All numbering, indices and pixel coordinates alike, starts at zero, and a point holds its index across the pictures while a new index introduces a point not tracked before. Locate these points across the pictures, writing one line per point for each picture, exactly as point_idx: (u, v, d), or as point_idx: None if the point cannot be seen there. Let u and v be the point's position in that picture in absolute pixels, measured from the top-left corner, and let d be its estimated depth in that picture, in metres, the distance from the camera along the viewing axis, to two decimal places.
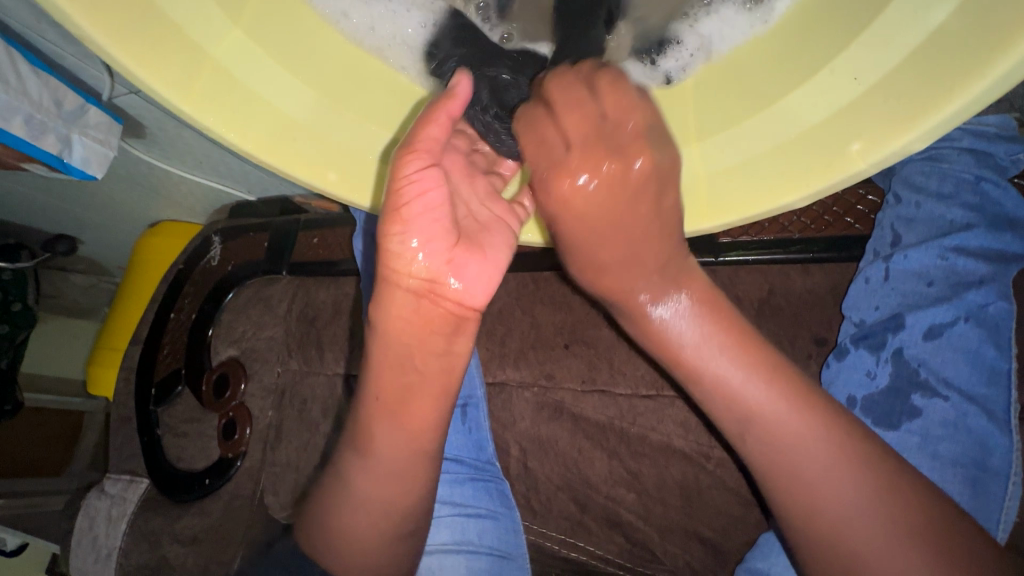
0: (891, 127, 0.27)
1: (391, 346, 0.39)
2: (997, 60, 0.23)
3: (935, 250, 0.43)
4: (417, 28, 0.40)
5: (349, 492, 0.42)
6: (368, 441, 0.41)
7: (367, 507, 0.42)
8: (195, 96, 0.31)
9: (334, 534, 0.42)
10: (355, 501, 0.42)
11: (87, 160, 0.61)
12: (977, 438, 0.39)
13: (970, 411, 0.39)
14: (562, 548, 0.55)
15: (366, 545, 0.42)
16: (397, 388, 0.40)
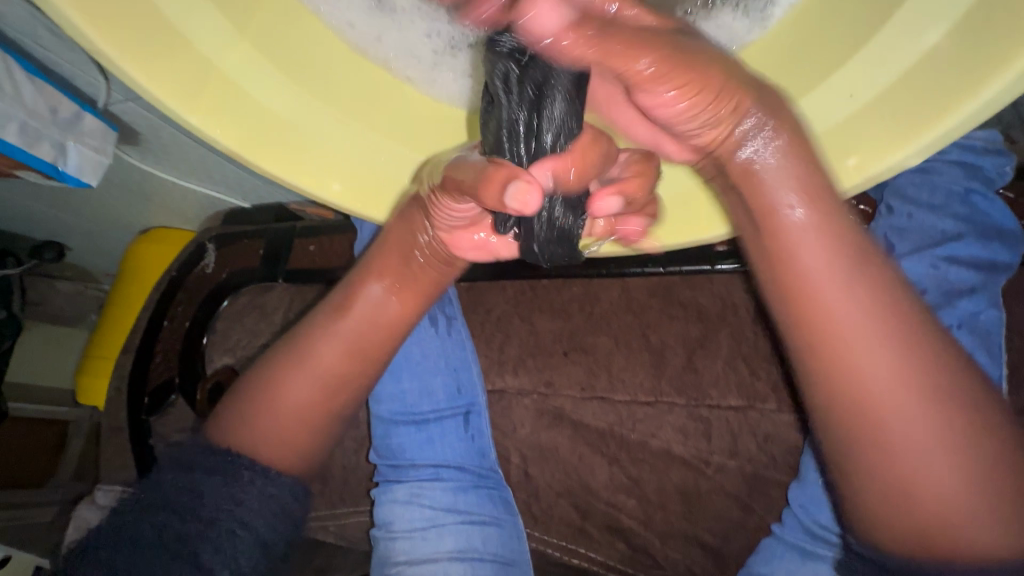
0: (880, 147, 0.29)
1: (400, 241, 0.47)
2: (973, 94, 0.25)
3: (928, 259, 0.43)
4: (423, 37, 0.38)
5: (281, 383, 0.48)
6: (351, 304, 0.49)
7: (300, 399, 0.48)
8: (210, 113, 0.32)
9: (277, 394, 0.48)
10: (291, 395, 0.48)
11: (82, 168, 0.60)
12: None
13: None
14: (565, 555, 0.55)
15: (282, 435, 0.48)
16: (396, 267, 0.49)
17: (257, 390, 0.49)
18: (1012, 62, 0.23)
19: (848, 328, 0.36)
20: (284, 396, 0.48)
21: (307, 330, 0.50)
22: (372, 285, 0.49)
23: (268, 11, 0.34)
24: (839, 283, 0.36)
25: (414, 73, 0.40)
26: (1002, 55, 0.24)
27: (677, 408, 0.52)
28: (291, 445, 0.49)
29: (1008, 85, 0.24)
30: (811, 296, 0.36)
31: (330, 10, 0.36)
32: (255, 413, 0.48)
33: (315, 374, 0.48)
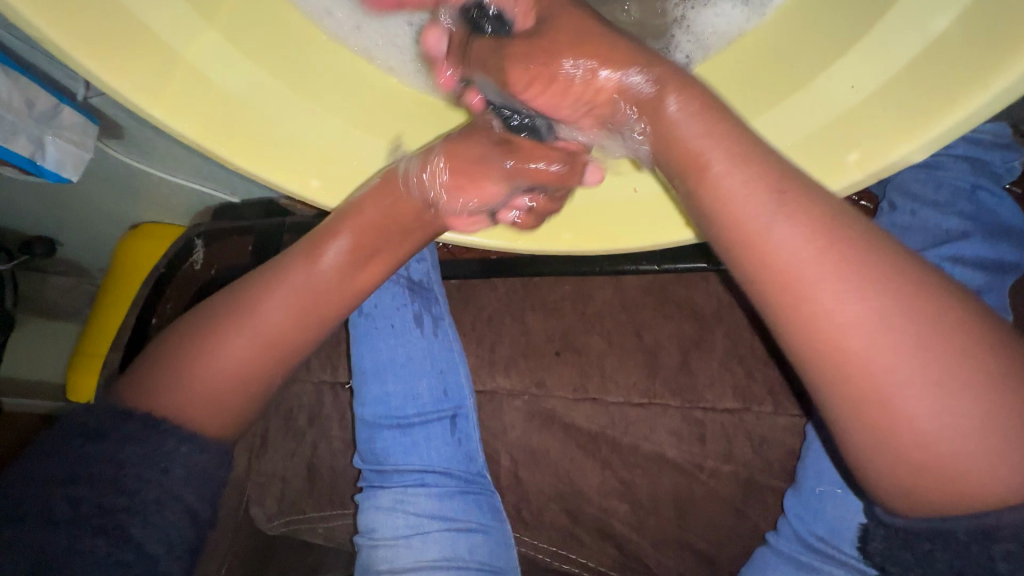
0: (892, 137, 0.26)
1: (383, 205, 0.42)
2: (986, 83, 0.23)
3: (932, 259, 0.42)
4: (405, 25, 0.39)
5: (199, 346, 0.41)
6: (316, 263, 0.43)
7: (220, 361, 0.41)
8: (166, 99, 0.30)
9: (210, 357, 0.41)
10: (204, 362, 0.41)
11: (61, 163, 0.59)
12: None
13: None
14: (555, 561, 0.54)
15: (195, 403, 0.41)
16: (373, 232, 0.43)
17: (171, 350, 0.42)
18: None
19: (803, 270, 0.28)
20: (209, 358, 0.41)
21: (253, 282, 0.43)
22: (340, 246, 0.43)
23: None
24: (779, 225, 0.28)
25: (396, 63, 0.39)
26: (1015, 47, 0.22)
27: (670, 410, 0.51)
28: (207, 413, 0.41)
29: None
30: (757, 239, 0.29)
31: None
32: (170, 374, 0.41)
33: (244, 336, 0.41)
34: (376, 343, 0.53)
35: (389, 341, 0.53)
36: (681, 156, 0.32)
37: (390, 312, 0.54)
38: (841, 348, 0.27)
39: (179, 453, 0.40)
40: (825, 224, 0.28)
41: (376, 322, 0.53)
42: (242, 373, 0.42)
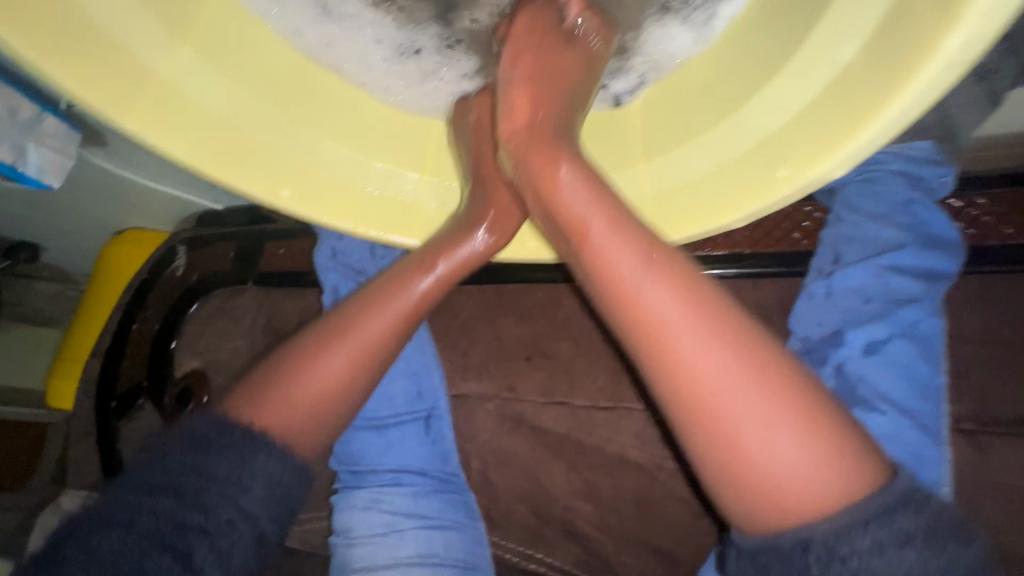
0: (812, 155, 0.28)
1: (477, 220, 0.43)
2: (891, 103, 0.24)
3: (873, 268, 0.44)
4: (375, 44, 0.41)
5: (297, 365, 0.41)
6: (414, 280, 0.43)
7: (319, 373, 0.41)
8: (143, 116, 0.32)
9: (308, 372, 0.41)
10: (305, 375, 0.41)
11: (43, 169, 0.60)
12: (913, 451, 0.40)
13: (905, 425, 0.41)
14: (522, 561, 0.55)
15: (288, 416, 0.41)
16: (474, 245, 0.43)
17: (268, 367, 0.42)
18: (925, 61, 0.23)
19: (668, 327, 0.31)
20: (310, 369, 0.41)
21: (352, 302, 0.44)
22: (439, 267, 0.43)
23: (212, 17, 0.34)
24: (650, 287, 0.31)
25: (368, 78, 0.41)
26: (906, 70, 0.23)
27: (636, 413, 0.52)
28: (289, 428, 0.41)
29: (927, 87, 0.23)
30: (630, 298, 0.31)
31: (280, 17, 0.37)
32: (270, 388, 0.41)
33: (350, 350, 0.41)
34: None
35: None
36: (564, 222, 0.34)
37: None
38: (696, 391, 0.30)
39: (262, 468, 0.40)
40: (680, 284, 0.31)
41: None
42: (343, 387, 0.42)
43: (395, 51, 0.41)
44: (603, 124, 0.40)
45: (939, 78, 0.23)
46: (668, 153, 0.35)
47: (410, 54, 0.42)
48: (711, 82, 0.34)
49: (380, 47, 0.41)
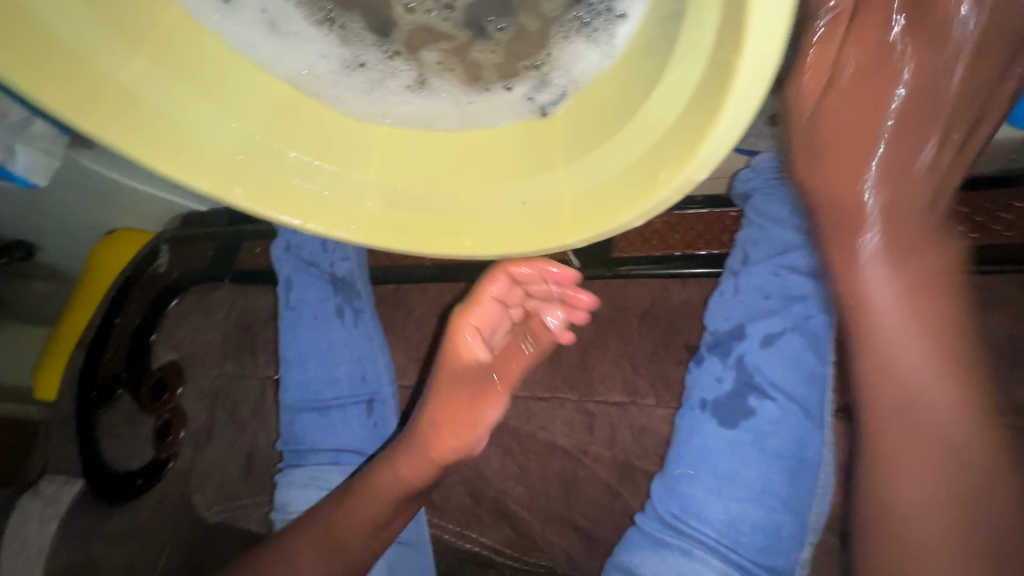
0: (680, 157, 0.31)
1: (441, 416, 0.51)
2: (722, 109, 0.28)
3: (772, 266, 0.51)
4: (325, 60, 0.46)
5: (317, 542, 0.51)
6: (403, 467, 0.52)
7: (331, 552, 0.51)
8: (95, 115, 0.35)
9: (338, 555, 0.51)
10: (321, 552, 0.51)
11: (30, 168, 0.66)
12: (797, 432, 0.47)
13: (794, 410, 0.47)
14: (457, 539, 0.58)
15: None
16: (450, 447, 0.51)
17: (288, 538, 0.52)
18: (737, 69, 0.27)
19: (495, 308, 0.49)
20: (342, 522, 0.51)
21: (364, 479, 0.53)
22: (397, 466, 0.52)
23: (169, 37, 0.39)
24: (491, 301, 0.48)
25: (318, 89, 0.45)
26: (727, 80, 0.28)
27: (568, 403, 0.55)
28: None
29: (745, 92, 0.27)
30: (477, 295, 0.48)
31: (235, 36, 0.43)
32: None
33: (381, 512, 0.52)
34: (301, 333, 0.62)
35: (314, 329, 0.63)
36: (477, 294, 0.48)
37: (315, 305, 0.63)
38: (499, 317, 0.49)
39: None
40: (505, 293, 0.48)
41: (302, 314, 0.63)
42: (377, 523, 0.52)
43: (347, 66, 0.46)
44: (531, 133, 0.43)
45: (751, 86, 0.27)
46: (539, 180, 0.42)
47: (360, 69, 0.47)
48: (610, 101, 0.39)
49: (327, 60, 0.46)
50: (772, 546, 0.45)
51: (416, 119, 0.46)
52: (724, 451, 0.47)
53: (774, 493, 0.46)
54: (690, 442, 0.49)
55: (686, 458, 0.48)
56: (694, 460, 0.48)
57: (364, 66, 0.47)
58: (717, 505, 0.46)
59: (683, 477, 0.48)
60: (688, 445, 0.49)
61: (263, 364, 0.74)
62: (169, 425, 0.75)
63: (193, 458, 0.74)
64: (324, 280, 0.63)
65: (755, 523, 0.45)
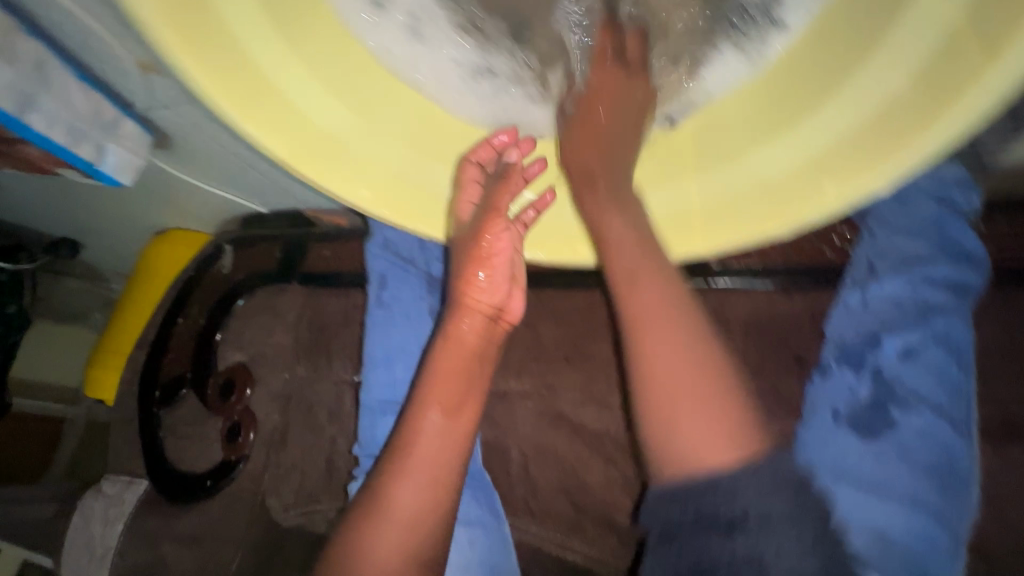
0: (868, 169, 0.32)
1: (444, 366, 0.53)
2: (947, 119, 0.28)
3: (908, 280, 0.49)
4: (452, 64, 0.43)
5: (404, 476, 0.51)
6: (413, 441, 0.52)
7: (420, 477, 0.51)
8: (257, 118, 0.35)
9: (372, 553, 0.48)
10: (415, 482, 0.50)
11: (119, 168, 0.67)
12: (942, 443, 0.46)
13: (937, 421, 0.47)
14: (559, 549, 0.58)
15: (387, 564, 0.48)
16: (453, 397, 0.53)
17: (376, 492, 0.51)
18: (966, 97, 0.27)
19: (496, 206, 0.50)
20: (422, 439, 0.52)
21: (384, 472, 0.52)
22: (429, 416, 0.52)
23: (322, 38, 0.38)
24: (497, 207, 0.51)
25: (444, 96, 0.44)
26: (948, 104, 0.28)
27: None
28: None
29: (966, 117, 0.27)
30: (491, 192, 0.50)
31: (375, 37, 0.41)
32: (365, 544, 0.49)
33: (441, 409, 0.53)
34: (391, 332, 0.62)
35: (405, 329, 0.62)
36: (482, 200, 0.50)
37: (408, 304, 0.62)
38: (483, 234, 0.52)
39: None
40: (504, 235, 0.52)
41: (394, 312, 0.63)
42: (445, 433, 0.53)
43: (469, 72, 0.44)
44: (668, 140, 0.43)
45: (974, 114, 0.27)
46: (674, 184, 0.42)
47: (483, 75, 0.45)
48: (758, 97, 0.38)
49: (459, 67, 0.44)
50: (926, 559, 0.45)
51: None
52: (867, 461, 0.47)
53: (924, 501, 0.46)
54: (826, 448, 0.49)
55: (824, 464, 0.49)
56: (833, 469, 0.48)
57: (490, 71, 0.44)
58: (864, 515, 0.46)
59: (823, 486, 0.48)
60: (824, 451, 0.49)
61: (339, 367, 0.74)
62: (239, 426, 0.75)
63: (266, 464, 0.73)
64: (421, 277, 0.63)
65: (911, 532, 0.45)
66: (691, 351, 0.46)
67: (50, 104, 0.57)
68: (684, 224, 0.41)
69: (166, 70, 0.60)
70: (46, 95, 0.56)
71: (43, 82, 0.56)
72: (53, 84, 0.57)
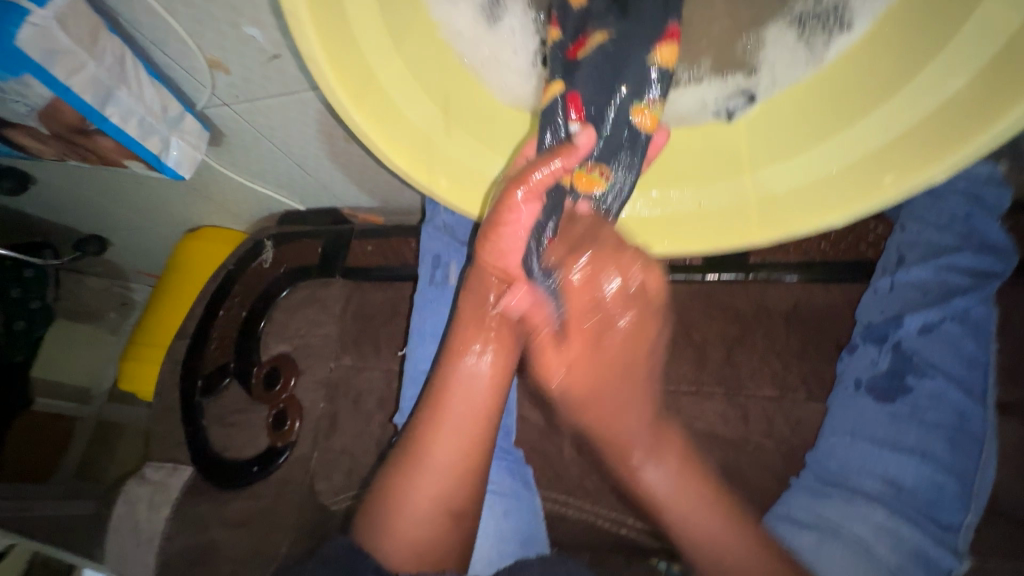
0: (915, 167, 0.35)
1: (473, 312, 0.54)
2: (998, 121, 0.30)
3: (932, 267, 0.52)
4: (525, 58, 0.45)
5: (439, 424, 0.51)
6: (446, 389, 0.52)
7: (454, 426, 0.51)
8: (365, 107, 0.38)
9: (403, 495, 0.50)
10: (448, 429, 0.51)
11: (180, 161, 0.70)
12: (957, 409, 0.49)
13: (952, 388, 0.49)
14: (611, 526, 0.62)
15: (421, 508, 0.50)
16: (480, 341, 0.53)
17: (413, 440, 0.52)
18: (1014, 105, 0.29)
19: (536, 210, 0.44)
20: (456, 386, 0.52)
21: (421, 419, 0.53)
22: (465, 359, 0.53)
23: (423, 36, 0.41)
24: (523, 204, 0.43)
25: (514, 89, 0.46)
26: (997, 110, 0.30)
27: (716, 397, 0.61)
28: (416, 546, 0.49)
29: (1014, 122, 0.30)
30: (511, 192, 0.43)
31: (458, 36, 0.42)
32: (402, 490, 0.50)
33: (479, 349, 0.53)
34: (442, 310, 0.63)
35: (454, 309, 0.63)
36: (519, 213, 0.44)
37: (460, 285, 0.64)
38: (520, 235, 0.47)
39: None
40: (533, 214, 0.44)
41: (446, 292, 0.64)
42: (477, 377, 0.53)
43: (536, 65, 0.46)
44: (713, 139, 0.46)
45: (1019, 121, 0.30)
46: (721, 181, 0.45)
47: (546, 69, 0.46)
48: (811, 102, 0.41)
49: (525, 60, 0.45)
50: (936, 504, 0.48)
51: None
52: (883, 420, 0.51)
53: (935, 456, 0.48)
54: (847, 413, 0.53)
55: (844, 426, 0.53)
56: (851, 427, 0.52)
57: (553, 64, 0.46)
58: (875, 465, 0.50)
59: (840, 441, 0.52)
60: (845, 415, 0.53)
61: (388, 357, 0.77)
62: (285, 413, 0.78)
63: (314, 448, 0.77)
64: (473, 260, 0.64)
65: (920, 479, 0.48)
66: (689, 500, 0.51)
67: (126, 99, 0.59)
68: (724, 220, 0.45)
69: (236, 70, 0.63)
70: (123, 90, 0.59)
71: (121, 78, 0.58)
72: (129, 80, 0.59)
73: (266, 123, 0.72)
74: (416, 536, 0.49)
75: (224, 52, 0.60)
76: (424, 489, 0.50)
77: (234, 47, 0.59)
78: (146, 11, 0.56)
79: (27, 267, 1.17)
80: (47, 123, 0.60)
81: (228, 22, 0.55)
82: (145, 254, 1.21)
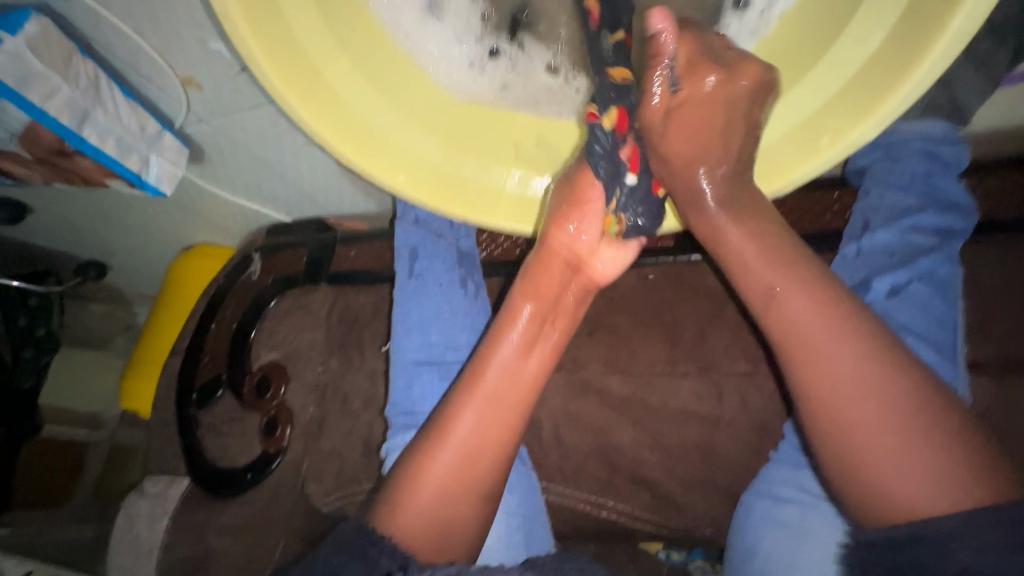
0: (849, 123, 0.35)
1: (529, 288, 0.53)
2: (924, 59, 0.30)
3: (897, 230, 0.53)
4: (467, 51, 0.47)
5: (467, 402, 0.50)
6: (483, 372, 0.51)
7: (484, 406, 0.50)
8: (314, 109, 0.40)
9: (417, 485, 0.49)
10: (477, 409, 0.50)
11: (160, 178, 0.72)
12: (929, 368, 0.49)
13: (924, 348, 0.49)
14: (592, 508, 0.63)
15: (434, 503, 0.48)
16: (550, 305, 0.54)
17: (436, 421, 0.51)
18: (938, 43, 0.30)
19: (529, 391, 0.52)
20: (496, 366, 0.51)
21: (448, 399, 0.52)
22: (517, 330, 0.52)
23: (363, 34, 0.42)
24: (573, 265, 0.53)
25: (461, 79, 0.47)
26: (923, 50, 0.30)
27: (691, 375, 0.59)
28: (433, 518, 0.48)
29: (938, 62, 0.30)
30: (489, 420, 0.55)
31: (402, 36, 0.44)
32: (426, 466, 0.49)
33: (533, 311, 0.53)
34: (422, 300, 0.65)
35: (436, 298, 0.65)
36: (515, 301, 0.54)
37: (440, 274, 0.66)
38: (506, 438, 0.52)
39: None
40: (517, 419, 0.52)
41: (426, 283, 0.65)
42: (517, 368, 0.52)
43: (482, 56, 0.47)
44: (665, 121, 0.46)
45: (942, 59, 0.30)
46: None
47: (494, 56, 0.47)
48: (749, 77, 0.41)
49: (464, 48, 0.46)
50: None
51: (528, 102, 0.49)
52: None
53: None
54: None
55: None
56: None
57: (499, 52, 0.47)
58: None
59: None
60: None
61: (374, 358, 0.78)
62: (277, 420, 0.80)
63: (305, 451, 0.79)
64: (450, 251, 0.67)
65: None
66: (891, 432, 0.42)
67: (103, 119, 0.61)
68: None
69: (207, 85, 0.65)
70: (99, 110, 0.60)
71: (96, 99, 0.60)
72: (104, 100, 0.61)
73: (243, 136, 0.74)
74: (433, 534, 0.48)
75: (195, 67, 0.62)
76: (445, 479, 0.49)
77: (203, 62, 0.61)
78: (116, 33, 0.58)
79: (31, 297, 1.18)
80: (28, 147, 0.62)
81: (194, 39, 0.57)
82: (142, 276, 1.24)
